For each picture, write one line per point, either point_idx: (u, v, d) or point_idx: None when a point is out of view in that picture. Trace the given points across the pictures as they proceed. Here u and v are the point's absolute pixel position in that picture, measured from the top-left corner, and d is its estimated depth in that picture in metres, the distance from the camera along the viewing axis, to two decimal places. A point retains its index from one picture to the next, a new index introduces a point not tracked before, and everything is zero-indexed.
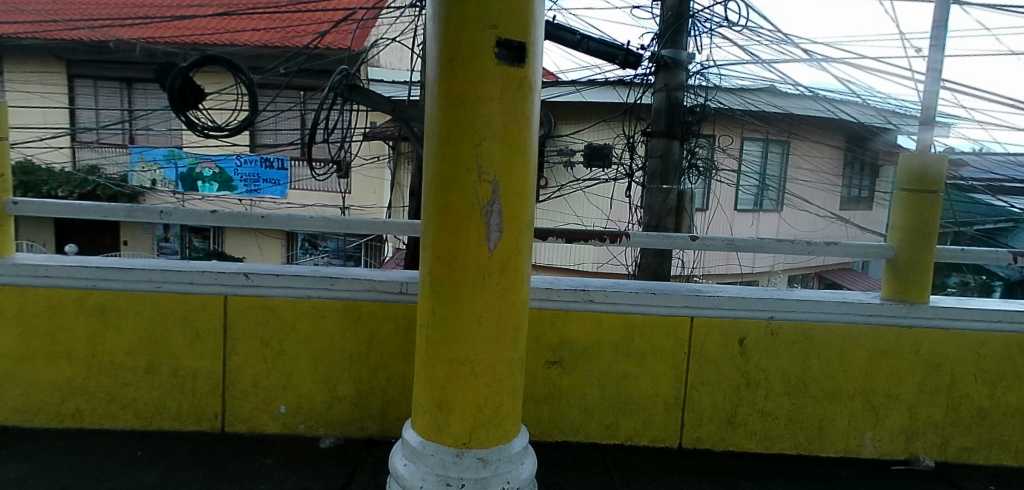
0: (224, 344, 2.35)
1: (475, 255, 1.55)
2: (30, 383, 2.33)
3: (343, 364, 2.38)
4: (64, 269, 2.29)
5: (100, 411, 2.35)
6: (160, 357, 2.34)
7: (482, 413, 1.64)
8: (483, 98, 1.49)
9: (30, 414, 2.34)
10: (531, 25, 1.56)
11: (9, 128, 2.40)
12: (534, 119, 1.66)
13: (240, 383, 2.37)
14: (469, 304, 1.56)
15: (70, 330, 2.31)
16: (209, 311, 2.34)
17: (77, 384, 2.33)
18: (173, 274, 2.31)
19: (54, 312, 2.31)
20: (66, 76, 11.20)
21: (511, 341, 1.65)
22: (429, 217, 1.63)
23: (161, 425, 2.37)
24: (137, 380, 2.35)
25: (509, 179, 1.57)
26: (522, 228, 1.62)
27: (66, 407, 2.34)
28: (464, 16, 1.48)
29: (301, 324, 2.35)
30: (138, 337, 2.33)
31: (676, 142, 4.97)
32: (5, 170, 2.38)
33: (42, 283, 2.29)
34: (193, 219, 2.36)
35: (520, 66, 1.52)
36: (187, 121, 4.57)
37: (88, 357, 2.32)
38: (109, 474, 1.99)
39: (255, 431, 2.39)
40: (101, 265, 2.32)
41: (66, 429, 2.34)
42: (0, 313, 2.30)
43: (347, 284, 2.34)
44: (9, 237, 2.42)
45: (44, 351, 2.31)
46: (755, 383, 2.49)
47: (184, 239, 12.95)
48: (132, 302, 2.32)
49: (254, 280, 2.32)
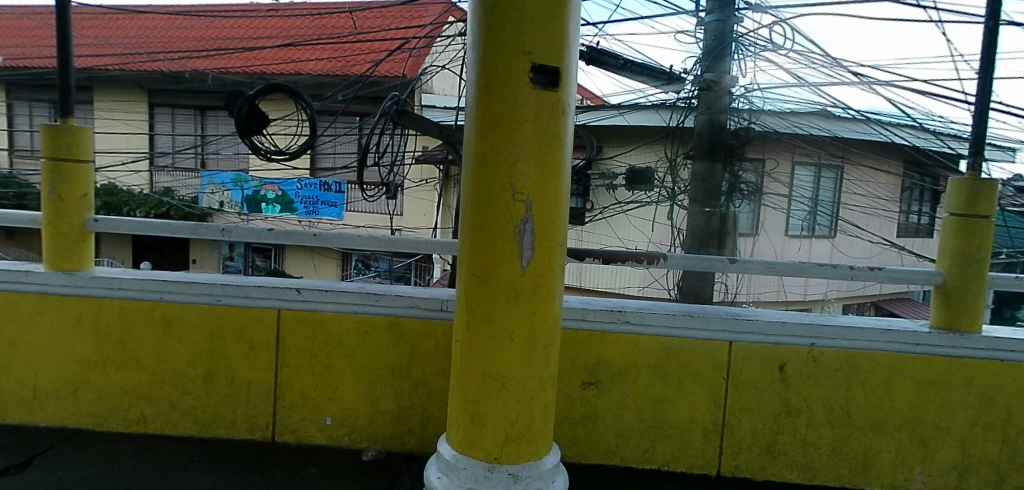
0: (276, 356, 2.45)
1: (508, 271, 1.60)
2: (103, 389, 2.48)
3: (384, 378, 2.45)
4: (136, 282, 2.44)
5: (164, 417, 2.48)
6: (217, 367, 2.46)
7: (514, 429, 1.66)
8: (519, 120, 1.55)
9: (101, 418, 2.49)
10: (566, 52, 1.62)
11: (91, 152, 2.59)
12: (568, 142, 1.70)
13: (290, 394, 2.46)
14: (504, 319, 1.60)
15: (139, 339, 2.46)
16: (262, 324, 2.45)
17: (144, 390, 2.47)
18: (232, 288, 2.44)
19: (125, 322, 2.46)
20: (147, 105, 12.00)
21: (543, 359, 1.68)
22: (464, 237, 1.69)
23: (216, 432, 2.48)
24: (196, 388, 2.47)
25: (540, 198, 1.61)
26: (555, 247, 1.66)
27: (133, 412, 2.48)
28: (501, 44, 1.55)
29: (347, 338, 2.45)
30: (197, 347, 2.46)
31: (719, 165, 4.90)
32: (89, 191, 2.57)
33: (117, 295, 2.46)
34: (252, 236, 2.45)
35: (554, 90, 1.59)
36: (252, 145, 4.83)
37: (154, 364, 2.46)
38: (165, 477, 2.10)
39: (303, 442, 2.48)
40: (168, 278, 2.47)
41: (134, 433, 2.48)
42: (78, 322, 2.47)
43: (390, 301, 2.42)
44: (91, 252, 2.62)
45: (116, 358, 2.47)
46: (797, 412, 2.41)
47: (248, 258, 13.58)
48: (197, 314, 2.45)
49: (305, 295, 2.43)
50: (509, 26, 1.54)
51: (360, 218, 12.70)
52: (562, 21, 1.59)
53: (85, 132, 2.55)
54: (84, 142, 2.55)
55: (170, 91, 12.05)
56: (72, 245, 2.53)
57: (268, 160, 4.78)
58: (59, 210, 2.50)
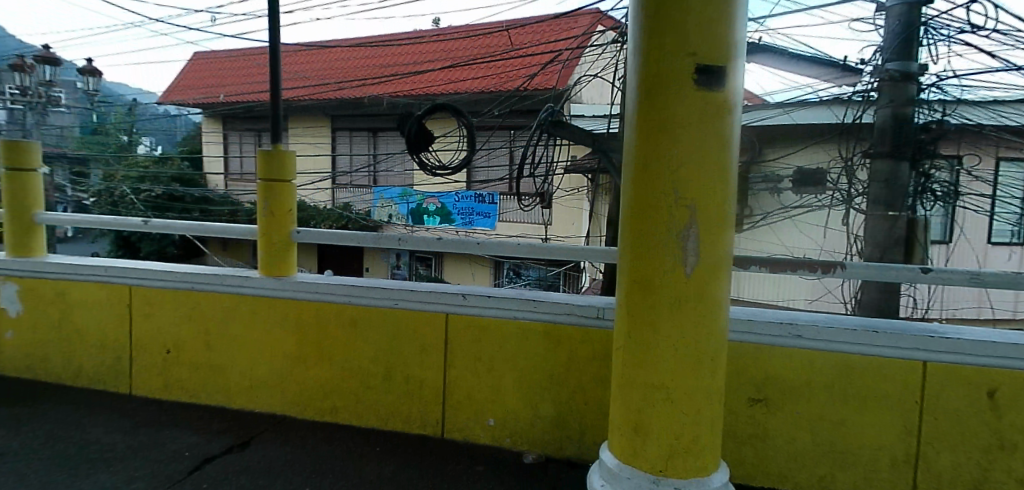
0: (444, 356, 2.61)
1: (672, 279, 1.56)
2: (304, 381, 2.80)
3: (542, 382, 2.51)
4: (329, 286, 2.73)
5: (351, 408, 2.75)
6: (393, 364, 2.68)
7: (680, 441, 1.62)
8: (683, 124, 1.52)
9: (302, 406, 2.81)
10: (732, 49, 1.54)
11: (293, 171, 2.83)
12: (735, 144, 1.62)
13: (457, 394, 2.61)
14: (668, 329, 1.57)
15: (330, 338, 2.75)
16: (431, 326, 2.62)
17: (334, 383, 2.76)
18: (407, 293, 2.63)
19: (318, 322, 2.76)
20: (332, 130, 13.21)
21: (710, 372, 1.61)
22: (623, 245, 1.69)
23: (394, 425, 2.70)
24: (375, 383, 2.71)
25: (705, 203, 1.55)
26: (721, 254, 1.60)
27: (327, 403, 2.78)
28: (665, 48, 1.53)
29: (507, 342, 2.55)
30: (376, 346, 2.69)
31: (907, 163, 4.06)
32: (290, 207, 2.84)
33: (311, 298, 2.76)
34: (424, 245, 2.63)
35: (720, 91, 1.52)
36: (420, 163, 5.24)
37: (342, 361, 2.74)
38: (352, 464, 2.35)
39: (469, 441, 2.61)
40: (353, 283, 2.73)
41: (328, 422, 2.78)
42: (279, 321, 2.81)
43: (548, 307, 2.47)
44: (292, 260, 2.92)
45: (313, 354, 2.77)
46: (1014, 447, 2.06)
47: (412, 267, 13.90)
48: (376, 316, 2.68)
49: (470, 300, 2.56)
50: (672, 29, 1.52)
51: (511, 227, 12.82)
52: (727, 22, 1.52)
53: (288, 154, 2.80)
54: (288, 163, 2.81)
55: (350, 116, 13.19)
56: (280, 253, 2.86)
57: (434, 175, 5.18)
58: (271, 225, 2.81)
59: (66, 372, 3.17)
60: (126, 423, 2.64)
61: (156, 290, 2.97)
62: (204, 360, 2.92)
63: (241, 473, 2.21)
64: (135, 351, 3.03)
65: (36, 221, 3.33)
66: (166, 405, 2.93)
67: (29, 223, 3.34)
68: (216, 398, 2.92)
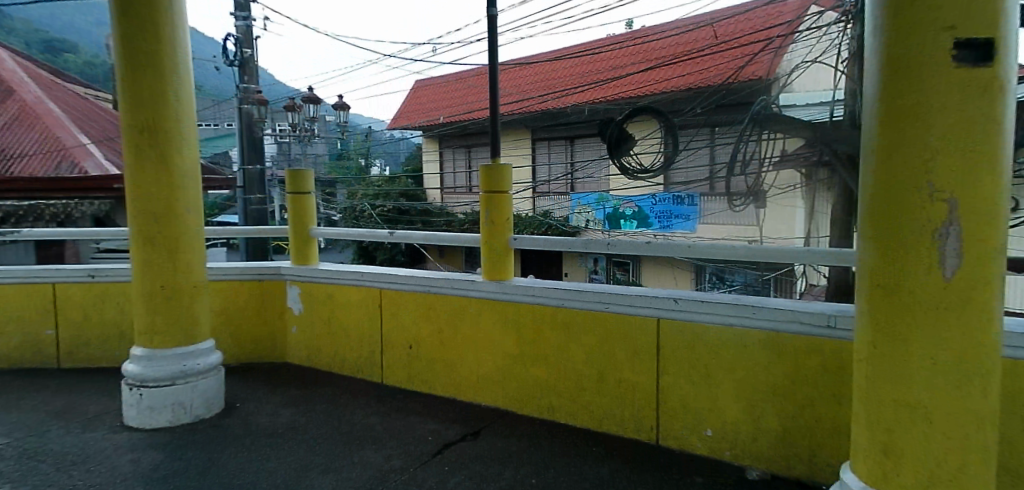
0: (657, 361, 2.42)
1: (921, 282, 1.18)
2: (524, 381, 2.67)
3: (763, 394, 2.18)
4: (542, 288, 2.59)
5: (567, 408, 2.62)
6: (604, 367, 2.53)
7: (943, 469, 1.18)
8: (936, 108, 1.13)
9: (522, 404, 2.70)
10: (1007, 12, 1.13)
11: (511, 179, 2.62)
12: (1011, 121, 1.16)
13: (673, 400, 2.40)
14: (918, 341, 1.18)
15: (546, 341, 2.62)
16: (643, 332, 2.44)
17: (550, 384, 2.64)
18: (618, 296, 2.47)
19: (536, 322, 2.63)
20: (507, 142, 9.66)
21: (985, 389, 1.15)
22: (864, 249, 1.32)
23: (607, 429, 2.56)
24: (585, 385, 2.58)
25: (972, 193, 1.13)
26: (994, 253, 1.14)
27: (544, 403, 2.66)
28: (908, 21, 1.17)
29: (725, 350, 2.27)
30: (588, 348, 2.56)
31: None
32: (508, 216, 2.64)
33: (527, 300, 2.62)
34: (632, 251, 2.64)
35: (988, 67, 1.10)
36: (621, 168, 4.70)
37: (558, 362, 2.62)
38: (569, 461, 2.31)
39: (685, 450, 2.39)
40: (566, 286, 2.58)
41: (549, 422, 2.65)
42: (491, 322, 2.71)
43: (770, 314, 2.13)
44: (510, 267, 2.70)
45: (531, 354, 2.65)
46: None
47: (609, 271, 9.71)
48: (587, 319, 2.55)
49: (683, 304, 2.34)
50: None
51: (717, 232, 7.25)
52: None
53: (505, 167, 2.59)
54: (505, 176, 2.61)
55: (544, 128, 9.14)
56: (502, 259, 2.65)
57: (636, 179, 4.59)
58: (492, 234, 2.64)
59: (334, 361, 3.22)
60: (371, 400, 2.83)
61: (402, 291, 2.92)
62: (434, 356, 2.86)
63: (476, 459, 2.29)
64: (382, 345, 3.03)
65: (311, 234, 3.27)
66: (409, 397, 2.89)
67: (305, 235, 3.29)
68: (447, 393, 2.85)
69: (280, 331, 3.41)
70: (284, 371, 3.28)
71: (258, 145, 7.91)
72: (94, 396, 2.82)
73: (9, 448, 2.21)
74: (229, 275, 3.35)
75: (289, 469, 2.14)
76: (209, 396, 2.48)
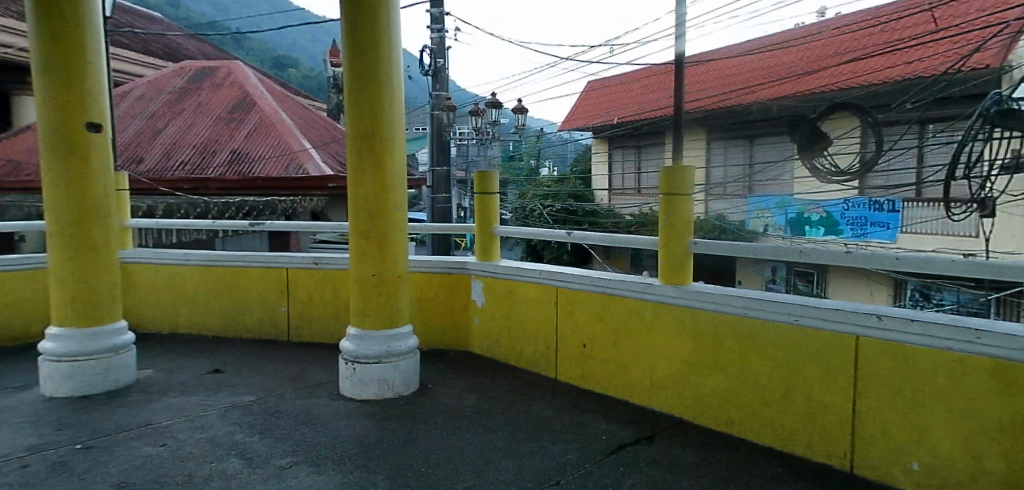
0: (852, 381, 2.02)
1: None
2: (699, 388, 2.51)
3: (994, 430, 1.67)
4: (723, 296, 2.39)
5: (747, 421, 2.37)
6: (791, 382, 2.21)
7: None
8: None
9: (697, 411, 2.53)
10: None
11: (692, 182, 2.56)
12: None
13: (871, 425, 1.98)
14: None
15: (726, 350, 2.41)
16: (839, 350, 2.06)
17: (727, 394, 2.42)
18: (809, 308, 2.13)
19: (716, 329, 2.44)
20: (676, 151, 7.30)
21: None
22: None
23: (793, 448, 2.22)
24: (765, 397, 2.30)
25: None
26: None
27: (721, 413, 2.45)
28: None
29: (941, 377, 1.78)
30: (772, 362, 2.26)
31: None
32: (688, 217, 2.58)
33: (706, 308, 2.45)
34: (829, 260, 2.26)
35: None
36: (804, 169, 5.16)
37: (738, 373, 2.38)
38: (753, 480, 2.03)
39: (885, 483, 1.96)
40: (753, 295, 2.33)
41: (728, 435, 2.43)
42: (669, 327, 2.60)
43: (1006, 341, 1.61)
44: (690, 270, 2.62)
45: (709, 361, 2.47)
46: None
47: None
48: (772, 332, 2.25)
49: (887, 323, 1.90)
50: None
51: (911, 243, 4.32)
52: None
53: (687, 167, 2.54)
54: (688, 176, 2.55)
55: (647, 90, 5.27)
56: (680, 261, 2.59)
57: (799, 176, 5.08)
58: (670, 236, 2.60)
59: (514, 354, 3.38)
60: (549, 395, 2.90)
61: (578, 291, 2.96)
62: (610, 356, 2.85)
63: (652, 464, 2.17)
64: (558, 340, 3.11)
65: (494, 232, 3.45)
66: (584, 395, 2.93)
67: (489, 234, 3.48)
68: (622, 393, 2.82)
69: (464, 321, 3.69)
70: (469, 359, 3.53)
71: (445, 148, 8.49)
72: (315, 368, 3.25)
73: (259, 406, 2.66)
74: (424, 269, 3.71)
75: (475, 452, 2.25)
76: (409, 376, 2.74)
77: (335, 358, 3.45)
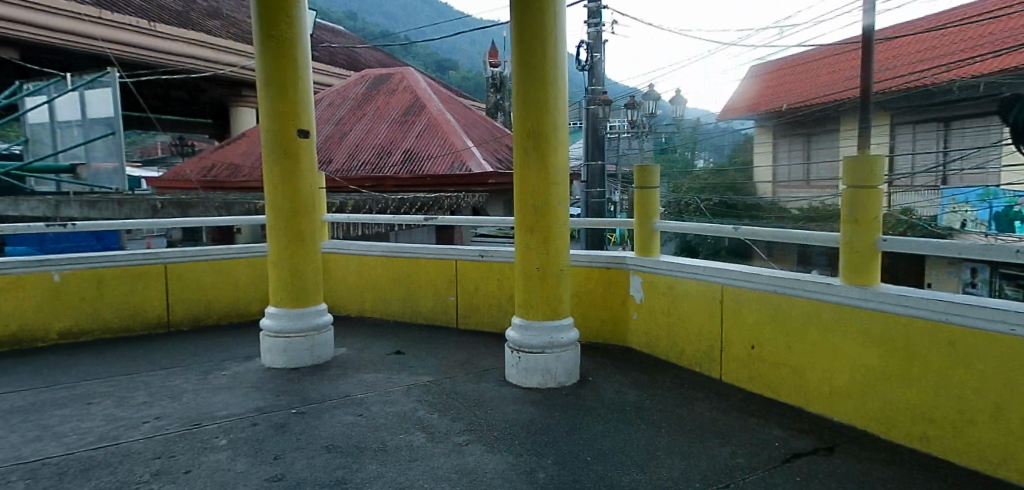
0: None
1: None
2: (888, 399, 2.24)
3: None
4: (916, 298, 2.10)
5: (948, 439, 2.04)
6: (1002, 398, 1.85)
7: None
8: None
9: (887, 425, 2.25)
10: None
11: (882, 173, 2.34)
12: None
13: None
14: None
15: (920, 358, 2.11)
16: None
17: (922, 407, 2.12)
18: None
19: (908, 334, 2.15)
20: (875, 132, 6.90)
21: None
22: None
23: (1007, 475, 1.85)
24: (968, 413, 1.96)
25: None
26: None
27: (916, 428, 2.14)
28: None
29: None
30: (978, 373, 1.92)
31: None
32: (877, 211, 2.35)
33: (895, 310, 2.18)
34: None
35: None
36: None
37: (935, 385, 2.06)
38: None
39: None
40: (955, 297, 2.00)
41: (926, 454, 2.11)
42: (853, 332, 2.37)
43: None
44: (878, 270, 2.38)
45: (899, 370, 2.19)
46: None
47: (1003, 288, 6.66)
48: (979, 339, 1.91)
49: None
50: None
51: None
52: None
53: (876, 156, 2.32)
54: (878, 166, 2.33)
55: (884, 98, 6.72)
56: (866, 259, 2.37)
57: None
58: (853, 232, 2.40)
59: (676, 352, 3.37)
60: (713, 397, 2.82)
61: (746, 291, 2.86)
62: (784, 360, 2.69)
63: (834, 476, 1.95)
64: (723, 341, 3.03)
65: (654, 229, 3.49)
66: (754, 398, 2.81)
67: (649, 230, 3.52)
68: (798, 400, 2.65)
69: (623, 316, 3.76)
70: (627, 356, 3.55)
71: (600, 143, 8.88)
72: (482, 354, 3.47)
73: (437, 386, 2.90)
74: (584, 265, 3.85)
75: (638, 447, 2.22)
76: (570, 368, 2.82)
77: (499, 345, 3.66)
